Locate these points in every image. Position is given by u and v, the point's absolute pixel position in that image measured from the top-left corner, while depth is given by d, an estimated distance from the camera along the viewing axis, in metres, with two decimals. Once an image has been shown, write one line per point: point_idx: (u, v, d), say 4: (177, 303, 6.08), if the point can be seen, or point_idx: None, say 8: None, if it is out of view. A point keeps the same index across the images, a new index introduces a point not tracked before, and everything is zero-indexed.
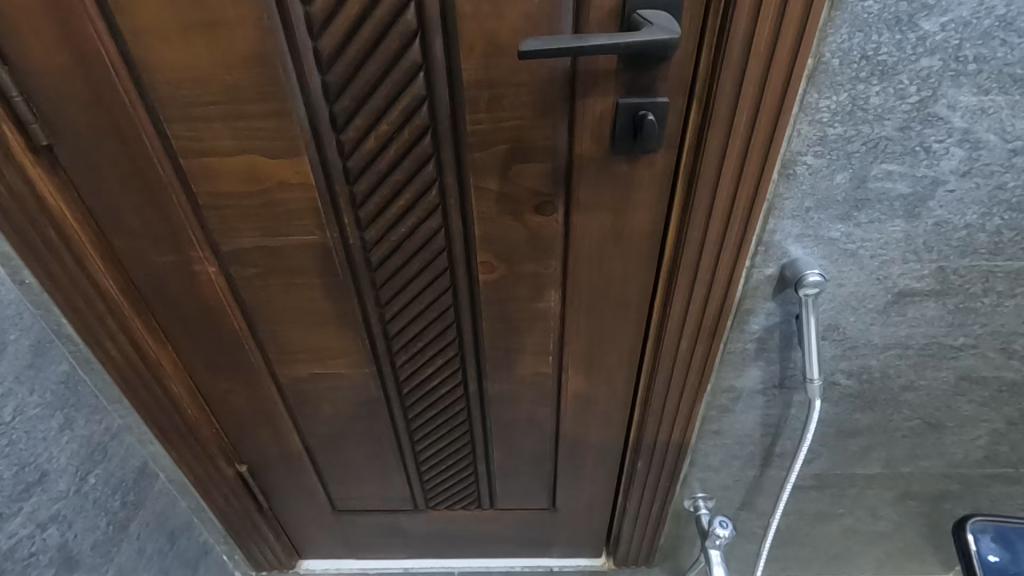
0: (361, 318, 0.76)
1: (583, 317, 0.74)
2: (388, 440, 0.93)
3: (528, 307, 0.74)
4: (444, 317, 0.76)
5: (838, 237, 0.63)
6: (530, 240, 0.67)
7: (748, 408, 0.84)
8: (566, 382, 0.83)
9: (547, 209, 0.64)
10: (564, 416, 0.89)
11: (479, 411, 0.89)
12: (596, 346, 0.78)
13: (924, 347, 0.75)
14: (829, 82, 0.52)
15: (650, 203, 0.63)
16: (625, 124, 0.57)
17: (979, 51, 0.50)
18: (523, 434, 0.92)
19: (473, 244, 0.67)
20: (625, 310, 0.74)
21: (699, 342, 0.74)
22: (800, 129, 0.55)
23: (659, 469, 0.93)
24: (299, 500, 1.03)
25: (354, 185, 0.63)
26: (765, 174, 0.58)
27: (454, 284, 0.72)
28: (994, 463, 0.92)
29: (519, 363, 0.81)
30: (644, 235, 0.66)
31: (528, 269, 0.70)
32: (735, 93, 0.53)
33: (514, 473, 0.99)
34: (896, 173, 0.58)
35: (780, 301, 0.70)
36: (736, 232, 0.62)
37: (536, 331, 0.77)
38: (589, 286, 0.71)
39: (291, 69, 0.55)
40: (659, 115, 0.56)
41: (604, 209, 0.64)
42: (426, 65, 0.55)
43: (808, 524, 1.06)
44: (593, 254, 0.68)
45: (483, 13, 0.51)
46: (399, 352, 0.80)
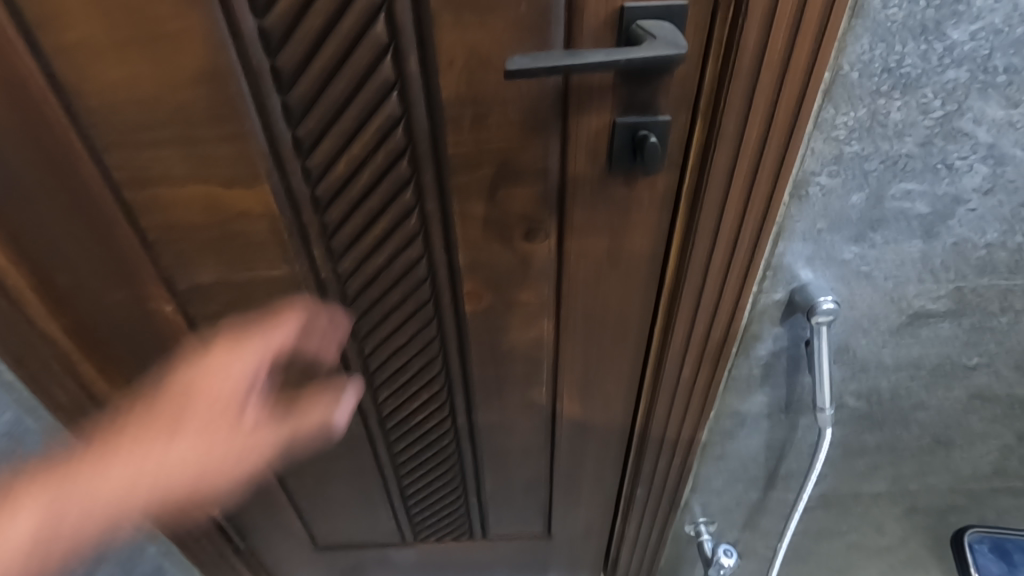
0: (338, 353, 0.70)
1: (580, 345, 0.70)
2: (373, 474, 0.87)
3: (520, 337, 0.69)
4: (429, 349, 0.70)
5: (852, 259, 0.59)
6: (520, 268, 0.62)
7: (752, 433, 0.80)
8: (561, 411, 0.78)
9: (537, 235, 0.59)
10: (560, 444, 0.84)
11: (469, 443, 0.84)
12: (592, 374, 0.73)
13: (937, 367, 0.71)
14: (846, 96, 0.47)
15: (650, 227, 0.58)
16: (623, 144, 0.51)
17: (1011, 61, 0.45)
18: (516, 463, 0.87)
19: (458, 273, 0.62)
20: (624, 337, 0.69)
21: (701, 369, 0.70)
22: (814, 148, 0.50)
23: (659, 494, 0.89)
24: (280, 537, 0.98)
25: (325, 214, 0.57)
26: (775, 196, 0.53)
27: (439, 314, 0.66)
28: (1002, 477, 0.89)
29: (510, 392, 0.76)
30: (643, 260, 0.61)
31: (519, 298, 0.64)
32: (744, 109, 0.48)
33: (507, 502, 0.95)
34: (915, 192, 0.53)
35: (788, 325, 0.65)
36: (743, 257, 0.58)
37: (528, 361, 0.72)
38: (585, 313, 0.66)
39: (246, 88, 0.49)
40: (661, 134, 0.51)
41: (601, 234, 0.59)
42: (401, 83, 0.49)
43: (811, 541, 1.03)
44: (589, 281, 0.63)
45: (463, 26, 0.46)
46: (382, 385, 0.75)
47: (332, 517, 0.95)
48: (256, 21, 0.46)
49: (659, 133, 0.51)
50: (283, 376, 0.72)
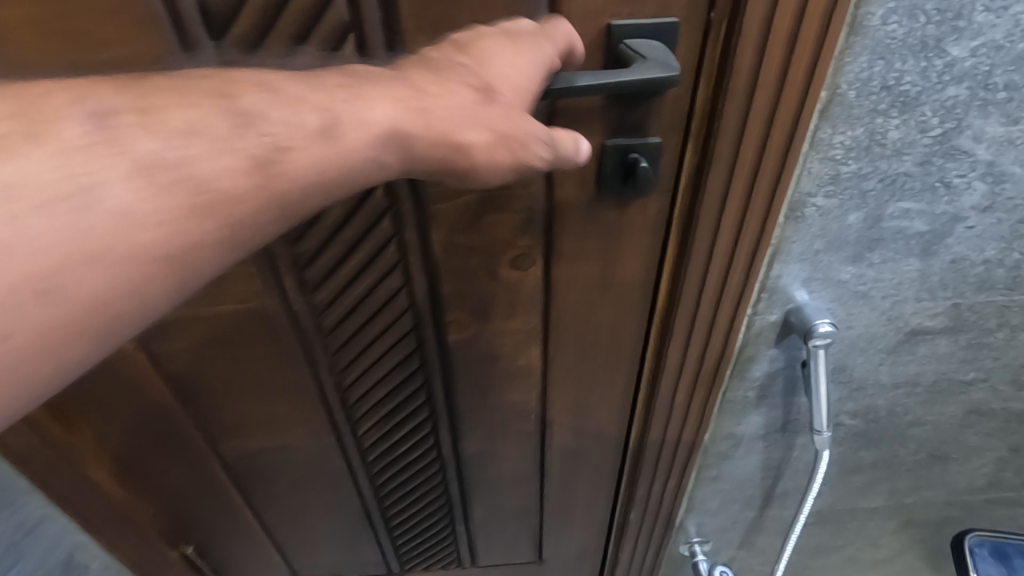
0: (316, 386, 0.66)
1: (570, 371, 0.67)
2: (356, 506, 0.84)
3: (507, 364, 0.66)
4: (412, 379, 0.67)
5: (849, 279, 0.57)
6: (506, 296, 0.59)
7: (747, 453, 0.78)
8: (551, 437, 0.76)
9: (523, 261, 0.56)
10: (551, 469, 0.81)
11: (456, 473, 0.80)
12: (583, 399, 0.71)
13: (934, 383, 0.69)
14: (844, 115, 0.45)
15: (641, 251, 0.56)
16: (613, 168, 0.49)
17: (1011, 77, 0.44)
18: (506, 490, 0.84)
19: (442, 303, 0.59)
20: (615, 362, 0.67)
21: (695, 393, 0.67)
22: (810, 168, 0.48)
23: (653, 518, 0.86)
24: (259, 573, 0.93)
25: (297, 245, 0.53)
26: (771, 218, 0.50)
27: (422, 344, 0.63)
28: (997, 488, 0.88)
29: (498, 420, 0.73)
30: (634, 284, 0.59)
31: (506, 326, 0.61)
32: (739, 130, 0.45)
33: (497, 530, 0.91)
34: (913, 211, 0.52)
35: (784, 347, 0.63)
36: (739, 280, 0.55)
37: (516, 389, 0.69)
38: (574, 339, 0.63)
39: None
40: (652, 157, 0.49)
41: (591, 259, 0.56)
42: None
43: (808, 557, 1.01)
44: (578, 306, 0.60)
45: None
46: (364, 417, 0.71)
47: (314, 551, 0.90)
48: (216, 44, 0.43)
49: (650, 156, 0.49)
50: (259, 412, 0.68)
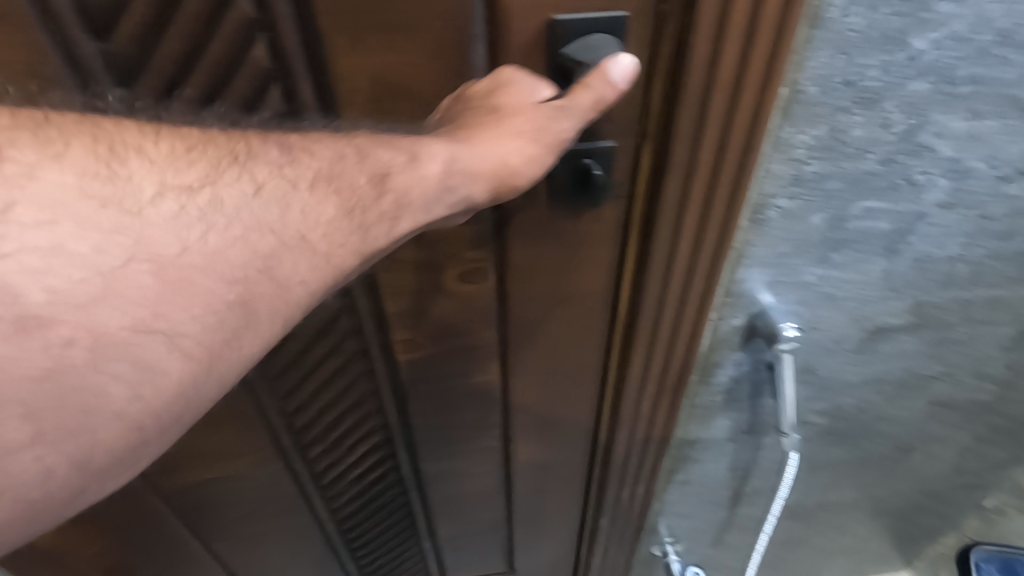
0: (258, 417, 0.61)
1: (532, 385, 0.64)
2: (315, 533, 0.80)
3: (463, 383, 0.63)
4: (364, 401, 0.64)
5: (814, 281, 0.55)
6: (459, 312, 0.55)
7: (717, 456, 0.76)
8: (516, 451, 0.73)
9: (475, 276, 0.53)
10: (518, 483, 0.78)
11: (418, 493, 0.77)
12: (548, 412, 0.68)
13: (900, 379, 0.69)
14: (806, 114, 0.42)
15: (600, 261, 0.53)
16: (567, 176, 0.46)
17: (975, 71, 0.42)
18: (472, 505, 0.81)
19: (388, 322, 0.55)
20: (578, 375, 0.64)
21: (661, 403, 0.65)
22: (772, 170, 0.45)
23: (624, 523, 0.84)
24: None
25: None
26: (732, 224, 0.47)
27: (371, 365, 0.59)
28: (961, 475, 0.89)
29: (459, 436, 0.69)
30: (594, 295, 0.56)
31: (462, 342, 0.58)
32: (695, 131, 0.42)
33: (467, 544, 0.88)
34: (878, 210, 0.50)
35: (749, 351, 0.61)
36: (702, 289, 0.53)
37: (476, 407, 0.66)
38: (536, 354, 0.60)
39: None
40: (605, 165, 0.46)
41: (548, 272, 0.53)
42: (293, 115, 0.42)
43: (781, 550, 1.01)
44: (537, 321, 0.57)
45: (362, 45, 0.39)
46: (315, 442, 0.67)
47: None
48: (100, 47, 0.38)
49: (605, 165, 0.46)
50: (205, 448, 0.63)
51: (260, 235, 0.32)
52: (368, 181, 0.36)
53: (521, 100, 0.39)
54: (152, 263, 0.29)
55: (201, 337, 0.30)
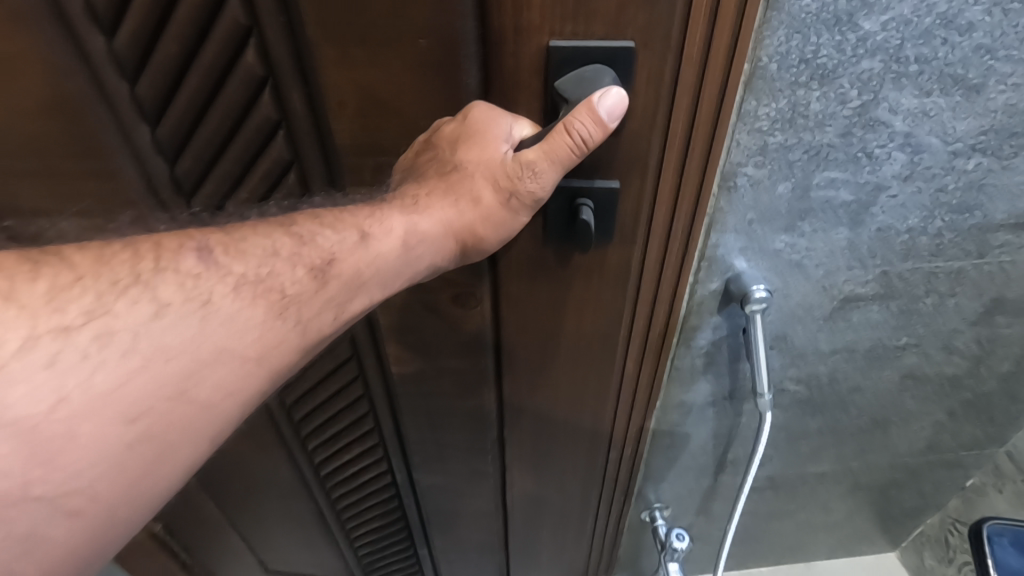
0: (265, 410, 0.78)
1: (527, 400, 0.71)
2: (312, 509, 0.96)
3: (458, 402, 0.72)
4: (356, 403, 0.78)
5: (783, 248, 0.59)
6: (451, 332, 0.63)
7: (699, 422, 0.81)
8: (510, 458, 0.82)
9: (469, 300, 0.60)
10: (515, 486, 0.86)
11: (406, 486, 0.91)
12: (542, 428, 0.75)
13: (870, 349, 0.73)
14: (767, 88, 0.47)
15: (590, 295, 0.59)
16: (563, 209, 0.52)
17: (921, 51, 0.46)
18: (467, 506, 0.91)
19: (382, 338, 0.66)
20: (572, 396, 0.71)
21: (645, 362, 0.69)
22: (738, 140, 0.50)
23: (613, 485, 0.89)
24: (222, 552, 1.03)
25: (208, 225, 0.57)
26: (704, 187, 0.52)
27: (363, 370, 0.73)
28: (936, 450, 0.93)
29: (453, 442, 0.78)
30: (580, 327, 0.63)
31: (453, 362, 0.67)
32: (669, 104, 0.46)
33: (456, 541, 1.00)
34: (839, 180, 0.54)
35: (726, 315, 0.66)
36: (678, 253, 0.57)
37: (463, 423, 0.75)
38: (530, 373, 0.68)
39: (108, 120, 0.50)
40: (602, 201, 0.51)
41: (542, 302, 0.60)
42: (284, 123, 0.48)
43: (762, 522, 1.06)
44: (531, 343, 0.64)
45: (350, 61, 0.43)
46: (312, 432, 0.83)
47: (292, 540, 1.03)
48: (107, 46, 0.45)
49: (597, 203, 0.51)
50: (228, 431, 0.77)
51: (163, 362, 0.34)
52: (307, 273, 0.41)
53: (489, 155, 0.45)
54: (22, 426, 0.29)
55: (104, 477, 0.32)
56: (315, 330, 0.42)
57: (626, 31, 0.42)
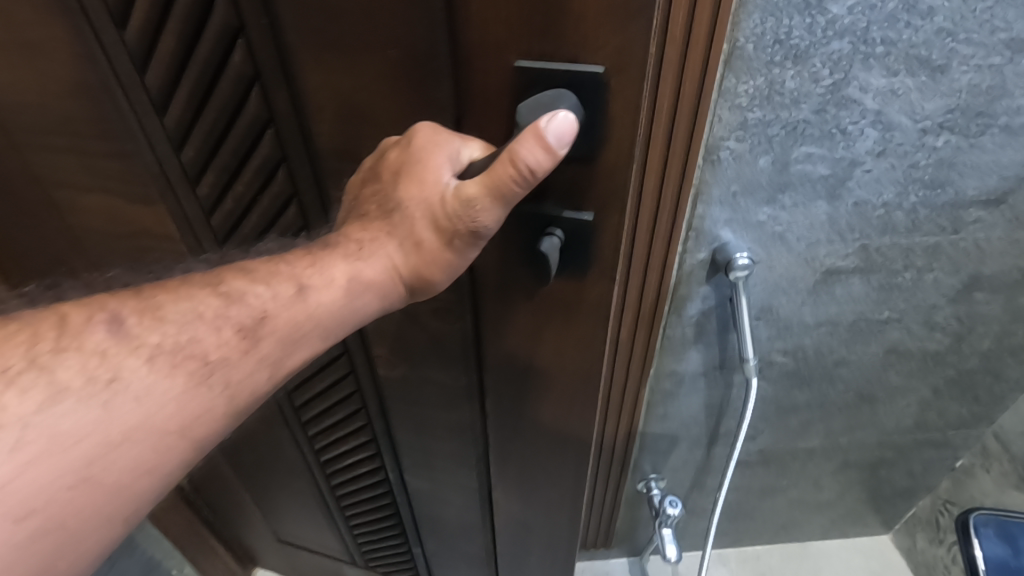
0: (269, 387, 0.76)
1: (510, 431, 0.63)
2: (317, 492, 0.95)
3: (445, 415, 0.65)
4: (350, 399, 0.73)
5: (765, 220, 0.64)
6: (433, 346, 0.57)
7: (691, 392, 0.86)
8: (496, 492, 0.74)
9: (448, 316, 0.54)
10: (501, 521, 0.78)
11: (402, 493, 0.86)
12: (529, 462, 0.67)
13: (854, 323, 0.77)
14: (745, 67, 0.52)
15: (573, 329, 0.50)
16: (532, 235, 0.44)
17: (887, 34, 0.51)
18: (456, 524, 0.85)
19: (369, 336, 0.61)
20: (558, 438, 0.62)
21: (637, 331, 0.74)
22: (720, 115, 0.55)
23: (609, 454, 0.94)
24: (242, 520, 1.10)
25: (213, 216, 0.55)
26: (690, 159, 0.57)
27: (354, 366, 0.67)
28: (924, 429, 0.96)
29: (443, 457, 0.72)
30: (565, 362, 0.54)
31: (437, 375, 0.60)
32: (654, 81, 0.50)
33: (450, 557, 0.94)
34: (816, 155, 0.59)
35: (714, 285, 0.71)
36: (666, 222, 0.62)
37: (450, 440, 0.69)
38: (515, 401, 0.60)
39: (124, 103, 0.47)
40: (575, 232, 0.43)
41: (521, 331, 0.52)
42: (269, 125, 0.45)
43: (756, 498, 1.10)
44: (513, 372, 0.56)
45: (327, 66, 0.39)
46: (312, 420, 0.80)
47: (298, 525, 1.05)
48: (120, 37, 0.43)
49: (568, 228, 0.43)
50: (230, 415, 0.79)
51: (68, 447, 0.29)
52: (234, 332, 0.36)
53: (430, 191, 0.38)
54: None
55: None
56: (242, 393, 0.36)
57: (593, 53, 0.35)
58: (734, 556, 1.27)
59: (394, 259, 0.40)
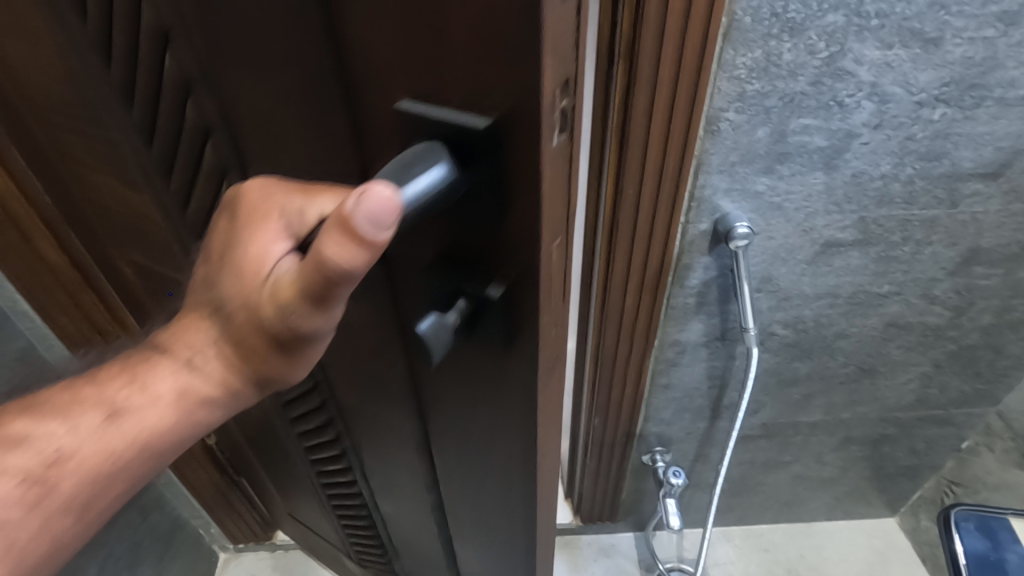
0: None
1: (459, 478, 0.58)
2: (307, 486, 0.93)
3: (403, 446, 0.60)
4: (326, 409, 0.66)
5: (764, 191, 0.67)
6: (377, 379, 0.53)
7: (693, 361, 0.89)
8: (458, 530, 0.69)
9: (387, 355, 0.49)
10: (465, 557, 0.74)
11: (379, 506, 0.81)
12: (480, 515, 0.61)
13: (853, 295, 0.79)
14: (742, 39, 0.55)
15: (499, 402, 0.44)
16: (443, 297, 0.38)
17: (880, 7, 0.53)
18: (424, 550, 0.81)
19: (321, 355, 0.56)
20: (501, 502, 0.55)
21: (641, 299, 0.78)
22: (719, 86, 0.58)
23: (613, 425, 0.98)
24: (262, 487, 1.15)
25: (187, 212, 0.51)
26: (691, 129, 0.60)
27: (323, 379, 0.61)
28: (926, 405, 0.98)
29: (406, 486, 0.68)
30: (496, 433, 0.47)
31: (387, 407, 0.56)
32: (656, 51, 0.55)
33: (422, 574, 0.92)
34: (813, 126, 0.61)
35: (715, 256, 0.74)
36: (668, 192, 0.65)
37: (409, 472, 0.64)
38: (459, 454, 0.54)
39: (102, 93, 0.44)
40: (486, 305, 0.37)
41: (454, 387, 0.46)
42: (210, 134, 0.41)
43: (759, 473, 1.13)
44: (453, 424, 0.50)
45: (237, 83, 0.35)
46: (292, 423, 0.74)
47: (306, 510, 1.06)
48: (82, 28, 0.41)
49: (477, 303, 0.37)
50: None
51: None
52: (22, 485, 0.34)
53: (247, 284, 0.31)
54: None
55: None
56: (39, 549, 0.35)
57: (485, 102, 0.28)
58: (738, 533, 1.30)
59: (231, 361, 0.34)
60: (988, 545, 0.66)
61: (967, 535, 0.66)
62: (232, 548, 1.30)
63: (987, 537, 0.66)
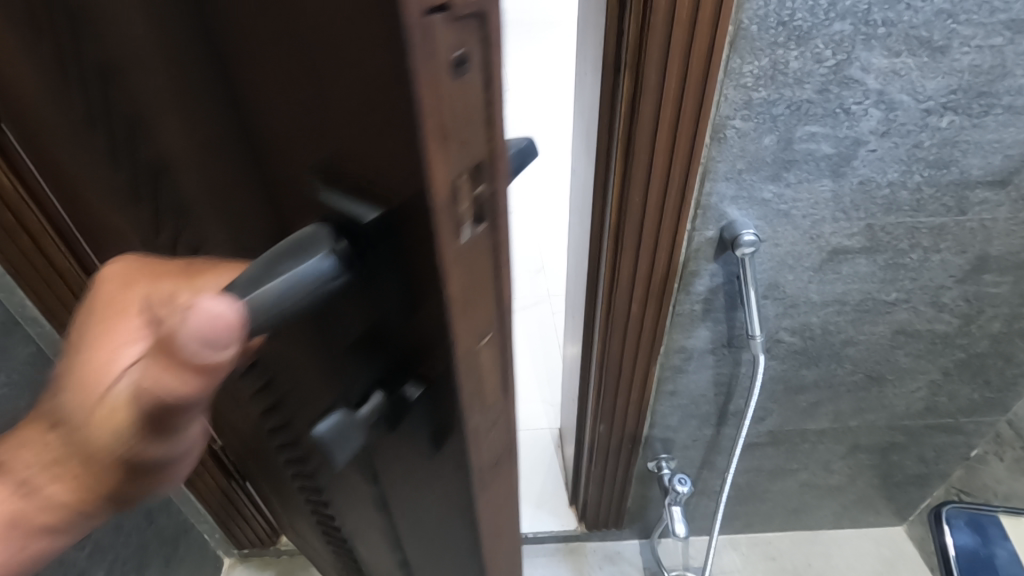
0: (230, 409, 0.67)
1: (418, 541, 0.53)
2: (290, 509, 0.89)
3: (362, 503, 0.55)
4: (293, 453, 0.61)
5: (771, 198, 0.67)
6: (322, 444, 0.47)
7: (699, 368, 0.88)
8: None
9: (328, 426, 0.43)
10: None
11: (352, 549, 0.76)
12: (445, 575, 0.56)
13: (860, 303, 0.79)
14: (749, 47, 0.55)
15: (447, 480, 0.40)
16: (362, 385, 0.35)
17: (887, 15, 0.53)
18: None
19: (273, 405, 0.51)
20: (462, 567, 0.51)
21: (648, 305, 0.78)
22: (726, 94, 0.58)
23: (618, 432, 0.98)
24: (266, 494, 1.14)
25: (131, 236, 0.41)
26: (698, 137, 0.60)
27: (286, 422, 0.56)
28: (934, 413, 0.97)
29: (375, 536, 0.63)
30: (450, 507, 0.42)
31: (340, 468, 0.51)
32: (663, 59, 0.55)
33: None
34: (820, 134, 0.61)
35: (722, 262, 0.74)
36: (675, 199, 0.66)
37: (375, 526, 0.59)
38: (416, 519, 0.49)
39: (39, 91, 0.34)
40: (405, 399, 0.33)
41: (399, 461, 0.42)
42: (165, 170, 0.32)
43: (766, 480, 1.12)
44: (404, 492, 0.46)
45: (195, 117, 0.27)
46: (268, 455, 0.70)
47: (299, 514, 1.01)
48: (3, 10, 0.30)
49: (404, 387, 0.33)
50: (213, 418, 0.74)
51: None
52: None
53: (82, 402, 0.31)
54: None
55: None
56: None
57: (387, 182, 0.24)
58: (744, 541, 1.29)
59: (70, 477, 0.33)
60: (976, 541, 0.72)
61: (959, 531, 0.73)
62: (237, 554, 1.31)
63: (976, 533, 0.73)
